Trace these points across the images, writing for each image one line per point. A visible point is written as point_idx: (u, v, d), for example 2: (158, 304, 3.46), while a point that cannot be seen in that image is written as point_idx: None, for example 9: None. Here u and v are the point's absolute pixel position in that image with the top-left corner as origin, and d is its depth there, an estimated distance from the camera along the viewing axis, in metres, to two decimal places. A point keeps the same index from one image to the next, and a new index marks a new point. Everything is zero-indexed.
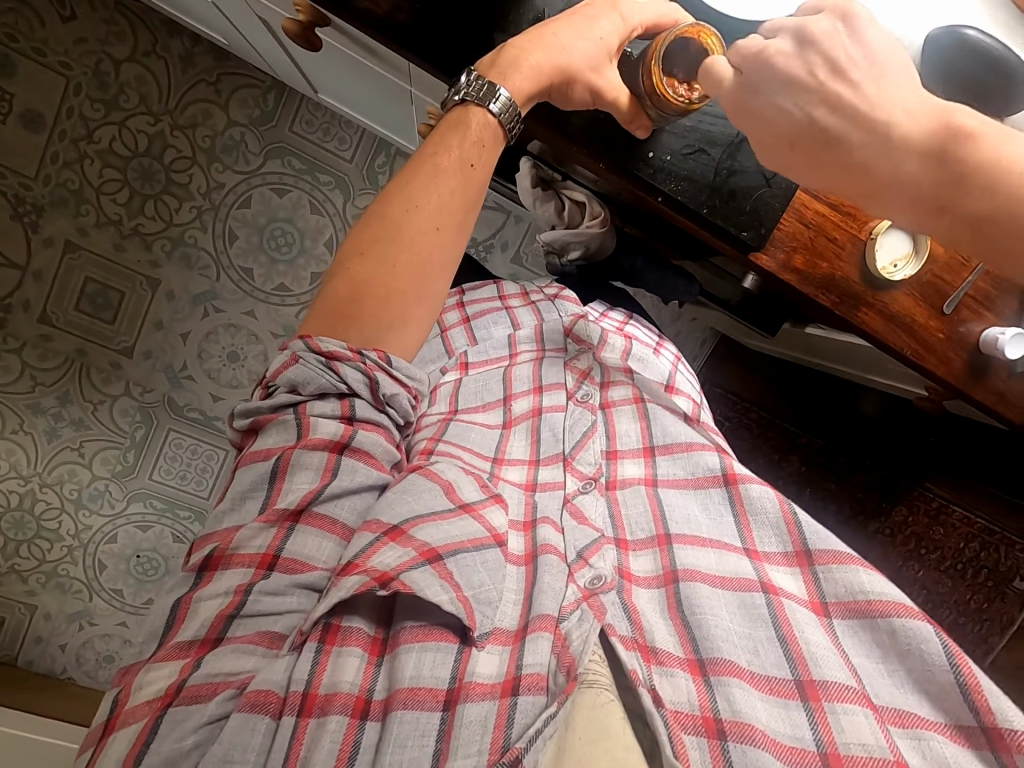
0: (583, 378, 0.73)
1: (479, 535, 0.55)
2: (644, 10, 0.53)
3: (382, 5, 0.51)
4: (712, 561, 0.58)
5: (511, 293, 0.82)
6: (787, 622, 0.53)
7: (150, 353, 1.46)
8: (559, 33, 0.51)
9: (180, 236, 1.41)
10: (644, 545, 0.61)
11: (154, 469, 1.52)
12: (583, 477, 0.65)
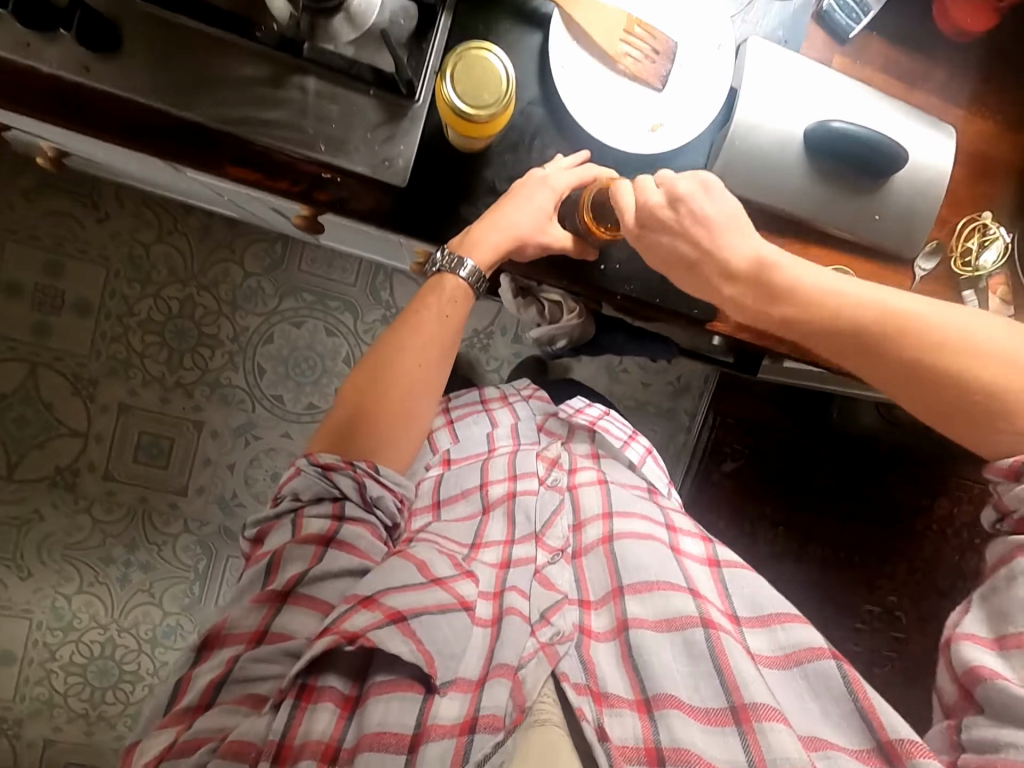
0: (553, 465, 0.81)
1: (445, 601, 0.64)
2: (568, 174, 0.65)
3: (369, 203, 0.66)
4: (660, 608, 0.69)
5: (491, 395, 0.90)
6: (722, 652, 0.64)
7: (203, 489, 1.59)
8: (508, 210, 0.64)
9: (217, 379, 1.58)
10: (603, 601, 0.71)
11: (217, 597, 1.61)
12: (552, 550, 0.74)
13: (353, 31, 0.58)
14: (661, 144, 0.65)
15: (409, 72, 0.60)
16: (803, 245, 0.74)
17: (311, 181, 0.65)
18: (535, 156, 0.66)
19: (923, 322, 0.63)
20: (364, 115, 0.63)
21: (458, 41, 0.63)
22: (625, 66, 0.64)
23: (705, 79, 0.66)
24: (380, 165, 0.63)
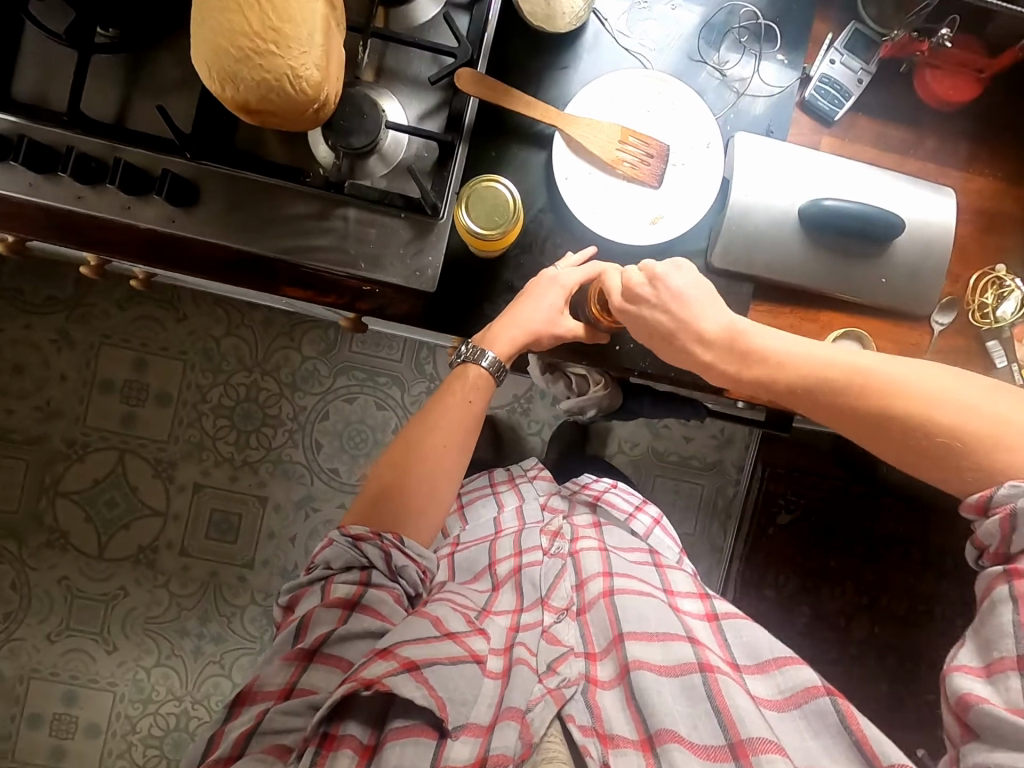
0: (555, 536, 0.89)
1: (456, 653, 0.67)
2: (576, 273, 0.71)
3: (405, 307, 0.75)
4: (658, 655, 0.76)
5: (500, 479, 0.96)
6: (718, 693, 0.71)
7: (268, 561, 1.69)
8: (523, 310, 0.71)
9: (279, 456, 1.70)
10: (606, 652, 0.78)
11: None
12: (557, 610, 0.82)
13: (385, 168, 0.73)
14: (662, 235, 0.72)
15: (433, 198, 0.70)
16: (814, 310, 0.77)
17: (353, 294, 0.74)
18: (549, 255, 0.74)
19: (896, 378, 0.63)
20: (396, 236, 0.73)
21: (475, 165, 0.73)
22: (623, 170, 0.71)
23: (697, 173, 0.72)
24: (412, 276, 0.72)
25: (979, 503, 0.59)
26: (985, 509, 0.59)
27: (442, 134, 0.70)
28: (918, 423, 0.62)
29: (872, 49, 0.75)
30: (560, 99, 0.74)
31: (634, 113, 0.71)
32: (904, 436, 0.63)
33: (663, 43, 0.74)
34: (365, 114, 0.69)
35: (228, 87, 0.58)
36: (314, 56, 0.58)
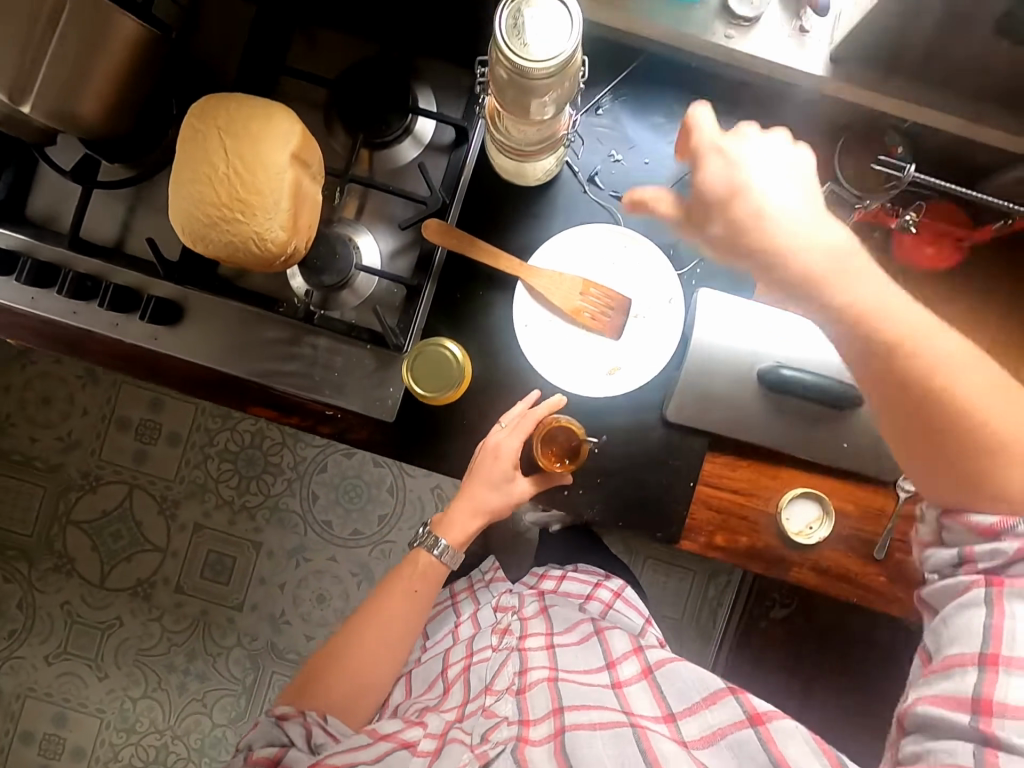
0: (504, 634, 0.84)
1: (382, 749, 0.66)
2: (512, 435, 0.71)
3: (364, 434, 0.77)
4: (593, 715, 0.69)
5: (460, 588, 0.94)
6: (646, 744, 0.64)
7: (256, 605, 1.73)
8: (472, 490, 0.73)
9: (276, 504, 1.75)
10: (542, 717, 0.70)
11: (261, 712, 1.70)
12: (498, 690, 0.75)
13: (356, 300, 0.76)
14: (618, 387, 0.73)
15: (394, 334, 0.72)
16: (773, 465, 0.75)
17: (317, 416, 0.77)
18: (506, 395, 0.75)
19: (966, 391, 0.53)
20: (359, 367, 0.76)
21: (441, 303, 0.76)
22: (583, 320, 0.72)
23: (658, 326, 0.73)
24: (372, 406, 0.75)
25: (991, 526, 0.55)
26: (960, 565, 0.57)
27: (410, 278, 0.73)
28: (965, 434, 0.54)
29: (846, 211, 0.74)
30: (528, 244, 0.75)
31: (596, 266, 0.73)
32: (913, 438, 0.56)
33: (632, 195, 0.75)
34: (337, 253, 0.73)
35: (199, 245, 0.62)
36: (279, 219, 0.61)
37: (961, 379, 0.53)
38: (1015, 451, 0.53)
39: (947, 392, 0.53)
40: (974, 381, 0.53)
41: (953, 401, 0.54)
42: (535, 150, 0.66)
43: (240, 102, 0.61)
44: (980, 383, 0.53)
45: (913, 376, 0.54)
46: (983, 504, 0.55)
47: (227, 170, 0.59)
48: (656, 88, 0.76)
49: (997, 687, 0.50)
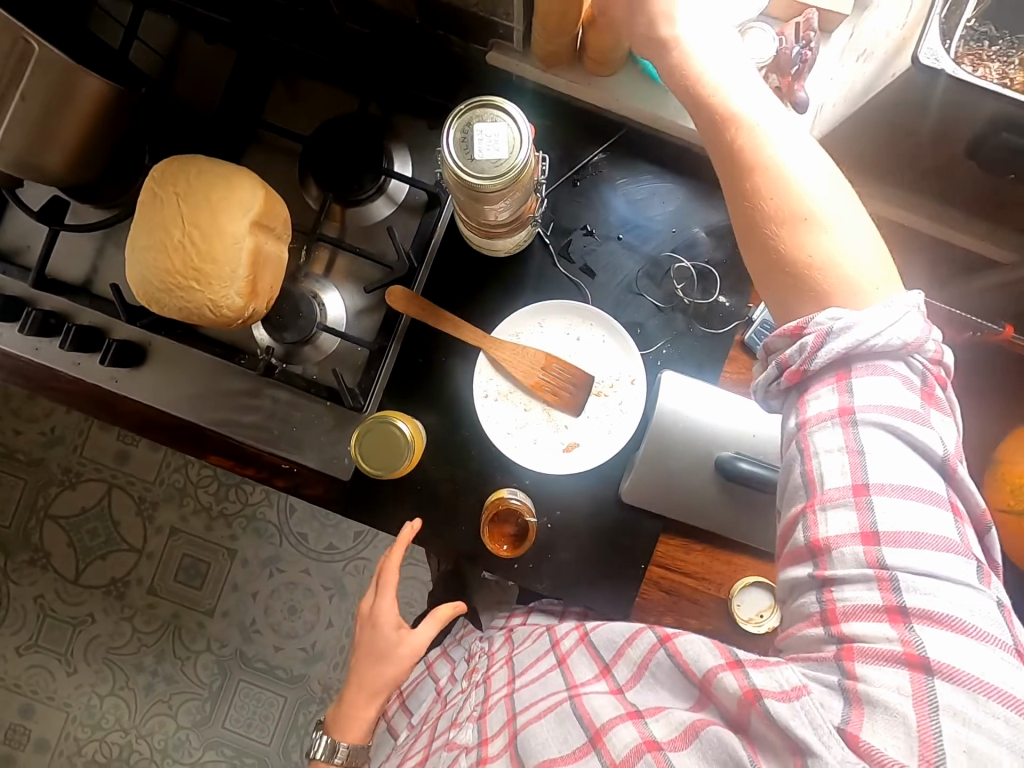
0: (473, 671, 0.69)
1: None
2: (382, 603, 0.76)
3: (318, 490, 0.77)
4: (542, 708, 0.51)
5: (433, 653, 0.83)
6: (582, 708, 0.49)
7: (228, 612, 1.74)
8: (361, 672, 0.75)
9: (254, 512, 1.75)
10: (498, 731, 0.53)
11: (226, 718, 1.72)
12: (462, 723, 0.60)
13: (319, 357, 0.76)
14: (575, 464, 0.72)
15: (352, 399, 0.72)
16: (727, 550, 0.74)
17: (273, 468, 0.77)
18: (462, 463, 0.74)
19: (799, 197, 0.46)
20: (317, 425, 0.75)
21: (403, 366, 0.75)
22: (543, 396, 0.72)
23: (619, 405, 0.72)
24: (328, 464, 0.75)
25: (795, 326, 0.46)
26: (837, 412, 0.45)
27: (371, 340, 0.72)
28: (789, 231, 0.47)
29: None
30: (493, 313, 0.75)
31: (558, 341, 0.73)
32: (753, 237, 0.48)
33: (604, 269, 0.74)
34: (301, 312, 0.72)
35: (155, 307, 0.62)
36: (236, 287, 0.60)
37: (791, 179, 0.47)
38: (816, 221, 0.46)
39: (780, 192, 0.47)
40: (815, 199, 0.46)
41: (782, 217, 0.47)
42: (502, 228, 0.65)
43: (203, 168, 0.60)
44: (816, 198, 0.46)
45: (744, 179, 0.48)
46: (806, 309, 0.47)
47: (183, 237, 0.59)
48: (634, 163, 0.75)
49: (872, 516, 0.43)
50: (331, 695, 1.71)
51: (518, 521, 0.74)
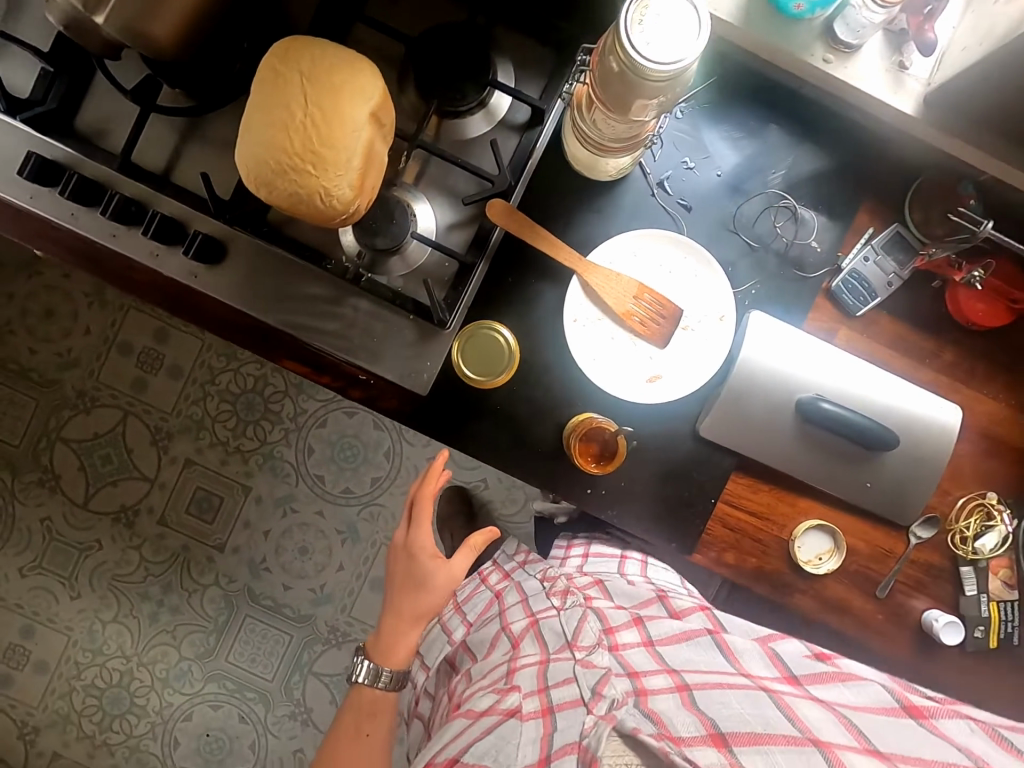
0: (564, 596, 0.83)
1: (492, 721, 0.63)
2: (416, 540, 0.92)
3: (394, 404, 0.77)
4: (715, 675, 0.62)
5: (490, 572, 0.97)
6: (787, 705, 0.56)
7: (238, 548, 1.73)
8: (402, 600, 0.92)
9: (270, 451, 1.73)
10: (655, 673, 0.63)
11: (229, 652, 1.72)
12: (586, 645, 0.71)
13: (404, 268, 0.75)
14: (657, 395, 0.73)
15: (441, 311, 0.71)
16: (792, 494, 0.77)
17: (349, 379, 0.77)
18: (543, 386, 0.74)
19: None
20: (398, 336, 0.74)
21: (492, 284, 0.74)
22: (632, 325, 0.72)
23: (704, 341, 0.73)
24: (406, 377, 0.74)
25: None
26: None
27: (464, 253, 0.71)
28: None
29: (908, 255, 0.74)
30: (586, 238, 0.74)
31: (651, 271, 0.73)
32: None
33: (698, 205, 0.75)
34: (394, 218, 0.71)
35: (262, 190, 0.60)
36: (349, 178, 0.59)
37: None
38: None
39: None
40: None
41: None
42: (616, 146, 0.64)
43: (326, 51, 0.58)
44: None
45: None
46: None
47: (305, 119, 0.57)
48: (741, 102, 0.75)
49: None
50: (337, 636, 1.71)
51: (603, 440, 0.73)
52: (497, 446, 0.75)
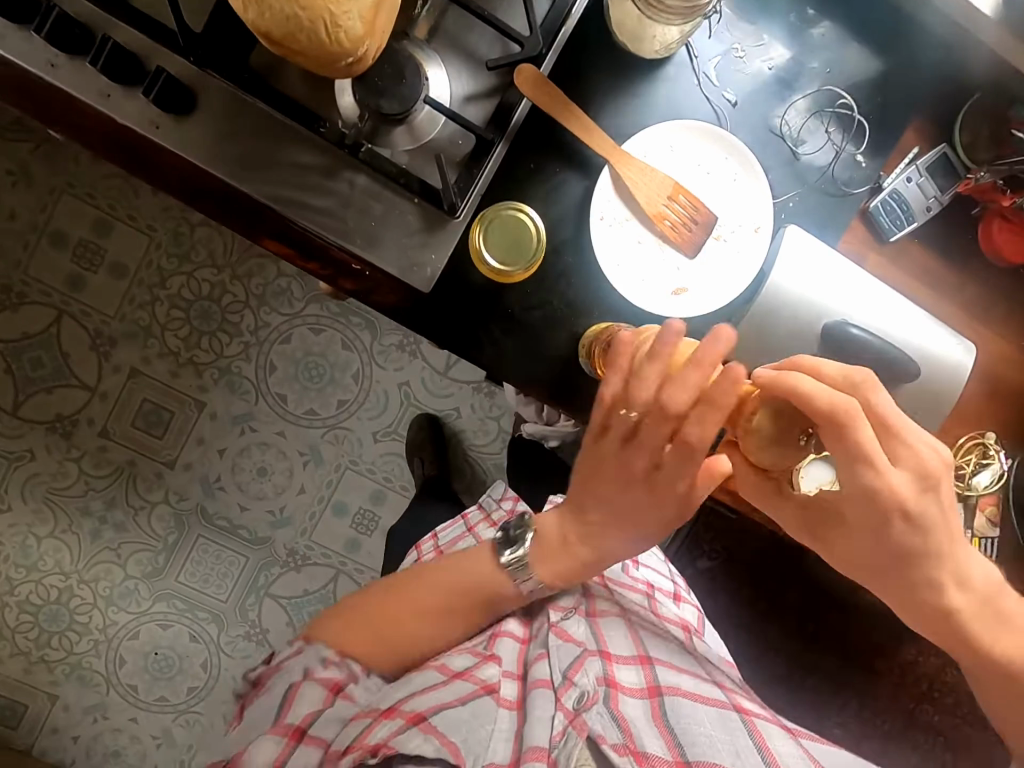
0: None
1: (466, 690, 0.61)
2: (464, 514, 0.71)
3: (391, 299, 0.69)
4: (691, 685, 0.65)
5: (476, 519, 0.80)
6: (758, 732, 0.60)
7: (190, 465, 1.62)
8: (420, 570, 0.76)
9: (227, 366, 1.60)
10: (627, 660, 0.66)
11: (180, 571, 1.63)
12: (565, 610, 0.70)
13: (411, 143, 0.65)
14: (683, 308, 0.67)
15: (453, 195, 0.63)
16: None
17: (340, 268, 0.68)
18: (560, 289, 0.67)
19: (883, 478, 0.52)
20: (401, 221, 0.65)
21: (512, 168, 0.65)
22: (662, 228, 0.66)
23: (736, 252, 0.67)
24: (406, 269, 0.65)
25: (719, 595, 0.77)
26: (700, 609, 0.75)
27: (483, 128, 0.62)
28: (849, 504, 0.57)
29: (950, 179, 0.70)
30: (617, 125, 0.66)
31: (687, 170, 0.66)
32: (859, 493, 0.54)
33: (744, 100, 0.68)
34: (404, 78, 0.60)
35: (251, 11, 0.49)
36: (360, 7, 0.49)
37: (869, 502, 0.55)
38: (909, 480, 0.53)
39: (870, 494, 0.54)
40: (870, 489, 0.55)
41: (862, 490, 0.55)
42: (675, 8, 0.55)
43: None
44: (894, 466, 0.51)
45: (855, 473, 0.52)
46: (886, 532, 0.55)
47: None
48: None
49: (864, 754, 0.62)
50: (296, 560, 1.65)
51: None
52: (505, 352, 0.68)
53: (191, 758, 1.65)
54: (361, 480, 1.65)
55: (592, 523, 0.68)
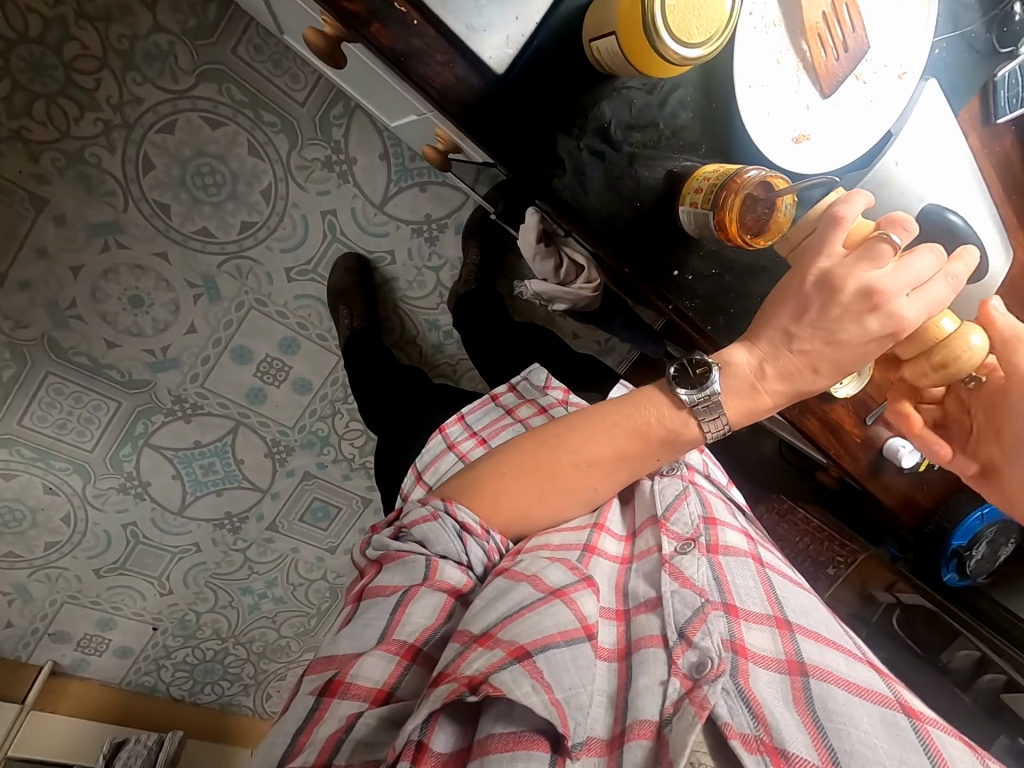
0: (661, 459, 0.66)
1: (569, 626, 0.47)
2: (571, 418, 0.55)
3: (444, 71, 0.45)
4: (842, 665, 0.50)
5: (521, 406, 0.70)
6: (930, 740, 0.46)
7: (28, 284, 1.07)
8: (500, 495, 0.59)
9: (79, 151, 1.01)
10: (758, 619, 0.53)
11: (23, 416, 1.16)
12: (679, 539, 0.57)
13: None
14: (804, 162, 0.54)
15: None
16: None
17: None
18: (665, 104, 0.51)
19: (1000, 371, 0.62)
20: None
21: None
22: (812, 47, 0.51)
23: (870, 99, 0.55)
24: (476, 29, 0.45)
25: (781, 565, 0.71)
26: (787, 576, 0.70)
27: None
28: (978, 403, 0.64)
29: None
30: None
31: None
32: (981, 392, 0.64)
33: None
34: None
35: None
36: None
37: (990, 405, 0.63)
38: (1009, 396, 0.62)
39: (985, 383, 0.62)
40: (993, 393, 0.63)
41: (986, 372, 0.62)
42: None
43: None
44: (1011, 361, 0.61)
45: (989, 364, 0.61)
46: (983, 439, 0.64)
47: None
48: None
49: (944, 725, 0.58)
50: (184, 407, 1.24)
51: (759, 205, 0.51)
52: (588, 178, 0.51)
53: (54, 614, 1.36)
54: (269, 325, 1.22)
55: (808, 360, 0.52)
